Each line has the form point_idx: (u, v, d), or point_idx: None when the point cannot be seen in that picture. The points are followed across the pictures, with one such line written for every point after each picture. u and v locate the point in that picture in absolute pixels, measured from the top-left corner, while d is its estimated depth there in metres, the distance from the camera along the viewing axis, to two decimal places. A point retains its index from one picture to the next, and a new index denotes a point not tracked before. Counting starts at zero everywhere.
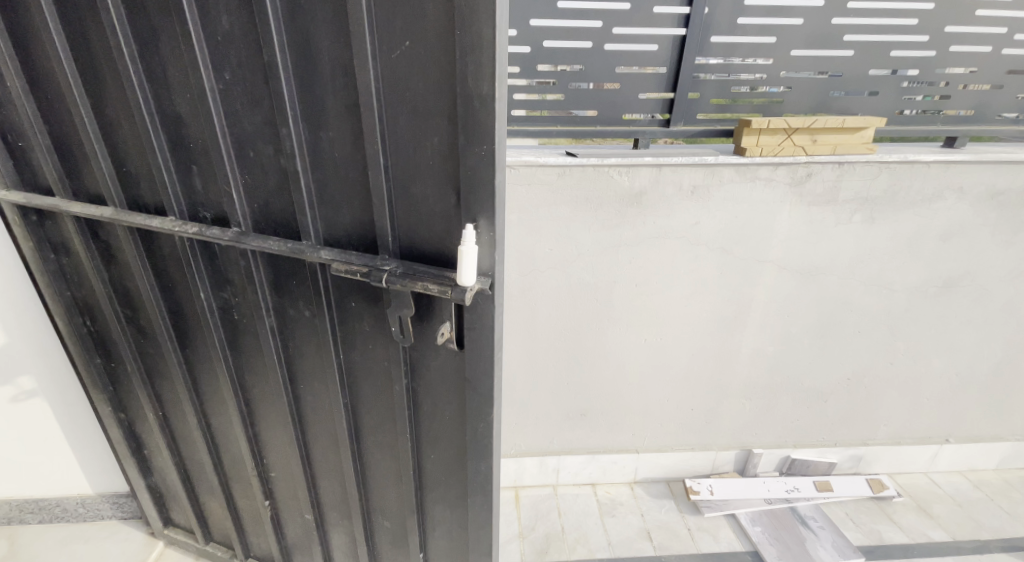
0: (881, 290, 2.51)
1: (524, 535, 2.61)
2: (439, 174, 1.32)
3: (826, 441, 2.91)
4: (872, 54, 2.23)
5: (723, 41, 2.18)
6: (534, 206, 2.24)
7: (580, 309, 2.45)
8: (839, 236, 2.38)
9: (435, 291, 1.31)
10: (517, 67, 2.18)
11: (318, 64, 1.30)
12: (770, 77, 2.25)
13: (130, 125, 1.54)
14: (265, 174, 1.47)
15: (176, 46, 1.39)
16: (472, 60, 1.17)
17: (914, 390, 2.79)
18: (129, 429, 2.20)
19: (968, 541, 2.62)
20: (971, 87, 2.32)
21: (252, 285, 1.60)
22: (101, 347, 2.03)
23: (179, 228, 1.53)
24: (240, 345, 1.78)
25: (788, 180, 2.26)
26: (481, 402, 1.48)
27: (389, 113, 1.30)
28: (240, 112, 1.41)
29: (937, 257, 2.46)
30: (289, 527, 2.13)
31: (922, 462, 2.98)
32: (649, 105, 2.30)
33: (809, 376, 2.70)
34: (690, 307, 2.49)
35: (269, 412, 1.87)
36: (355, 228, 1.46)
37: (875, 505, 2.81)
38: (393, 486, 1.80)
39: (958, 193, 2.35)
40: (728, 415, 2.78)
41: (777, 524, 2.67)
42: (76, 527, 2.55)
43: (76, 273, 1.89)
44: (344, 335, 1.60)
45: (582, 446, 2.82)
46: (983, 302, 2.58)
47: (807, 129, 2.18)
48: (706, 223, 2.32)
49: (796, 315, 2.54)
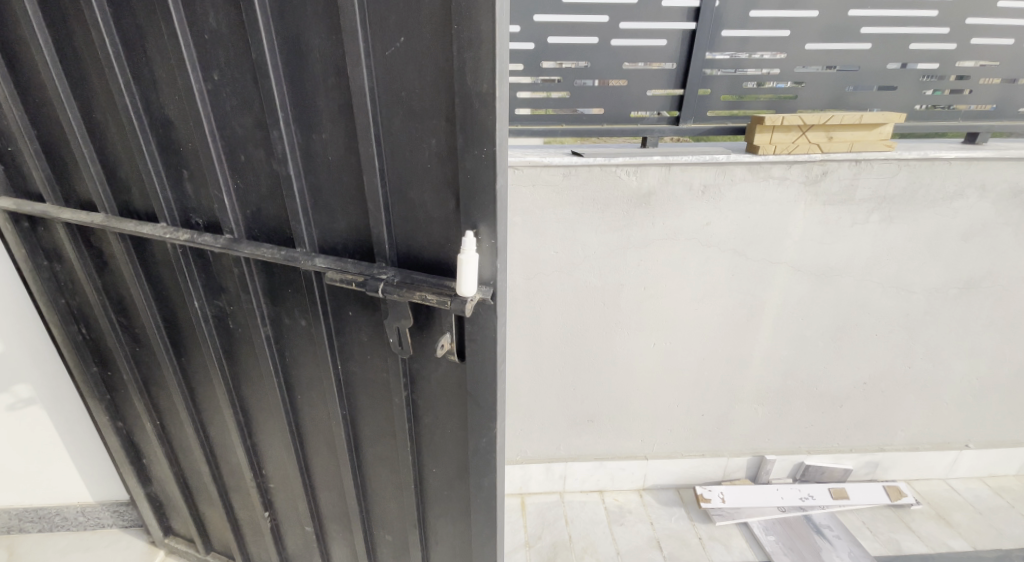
0: (899, 292, 2.42)
1: (531, 544, 2.55)
2: (437, 178, 1.26)
3: (841, 446, 2.83)
4: (889, 47, 2.14)
5: (733, 35, 2.10)
6: (539, 208, 2.17)
7: (587, 313, 2.38)
8: (855, 237, 2.30)
9: (433, 301, 1.25)
10: (521, 64, 2.12)
11: (310, 62, 1.24)
12: (783, 72, 2.16)
13: (119, 129, 1.48)
14: (258, 178, 1.41)
15: (163, 46, 1.33)
16: (470, 56, 1.10)
17: (932, 394, 2.70)
18: (127, 438, 2.16)
19: (989, 550, 2.54)
20: (993, 81, 2.22)
21: (246, 293, 1.54)
22: (98, 356, 1.99)
23: (170, 236, 1.48)
24: (236, 354, 1.73)
25: (803, 178, 2.18)
26: (483, 416, 1.42)
27: (384, 114, 1.24)
28: (230, 114, 1.36)
29: (958, 257, 2.37)
30: (289, 538, 2.08)
31: (940, 468, 2.90)
32: (656, 102, 2.22)
33: (824, 381, 2.62)
34: (701, 310, 2.41)
35: (267, 423, 1.82)
36: (350, 234, 1.40)
37: (893, 513, 2.73)
38: (394, 499, 1.75)
39: (980, 192, 2.25)
40: (740, 421, 2.70)
41: (792, 533, 2.60)
42: (76, 535, 2.51)
43: (69, 280, 1.84)
44: (341, 345, 1.55)
45: (589, 453, 2.76)
46: (1006, 303, 2.48)
47: (822, 126, 2.10)
48: (718, 223, 2.24)
49: (811, 317, 2.46)
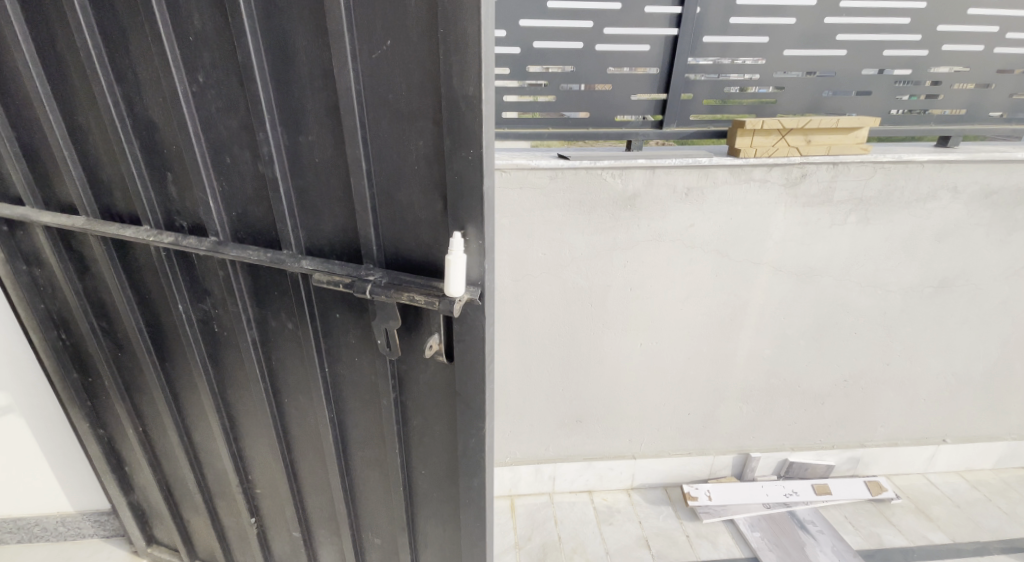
0: (877, 291, 2.48)
1: (520, 546, 2.56)
2: (424, 180, 1.27)
3: (824, 443, 2.88)
4: (864, 54, 2.19)
5: (714, 41, 2.14)
6: (526, 210, 2.19)
7: (574, 314, 2.40)
8: (834, 237, 2.35)
9: (421, 302, 1.26)
10: (507, 68, 2.13)
11: (297, 66, 1.25)
12: (763, 77, 2.21)
13: (101, 132, 1.47)
14: (244, 181, 1.41)
15: (147, 49, 1.33)
16: (457, 59, 1.11)
17: (910, 390, 2.77)
18: (109, 446, 2.12)
19: (967, 542, 2.60)
20: (963, 86, 2.29)
21: (232, 296, 1.53)
22: (78, 361, 1.95)
23: (154, 238, 1.47)
24: (221, 358, 1.71)
25: (783, 181, 2.23)
26: (472, 417, 1.43)
27: (370, 116, 1.24)
28: (216, 117, 1.35)
29: (932, 257, 2.43)
30: (276, 544, 2.06)
31: (920, 463, 2.96)
32: (640, 106, 2.25)
33: (806, 379, 2.67)
34: (685, 310, 2.44)
35: (254, 428, 1.81)
36: (337, 236, 1.40)
37: (874, 507, 2.78)
38: (383, 502, 1.74)
39: (953, 193, 2.32)
40: (725, 419, 2.74)
41: (777, 529, 2.64)
42: (56, 545, 2.47)
43: (49, 285, 1.81)
44: (328, 347, 1.54)
45: (578, 453, 2.77)
46: (978, 301, 2.56)
47: (801, 129, 2.14)
48: (701, 225, 2.27)
49: (793, 316, 2.50)
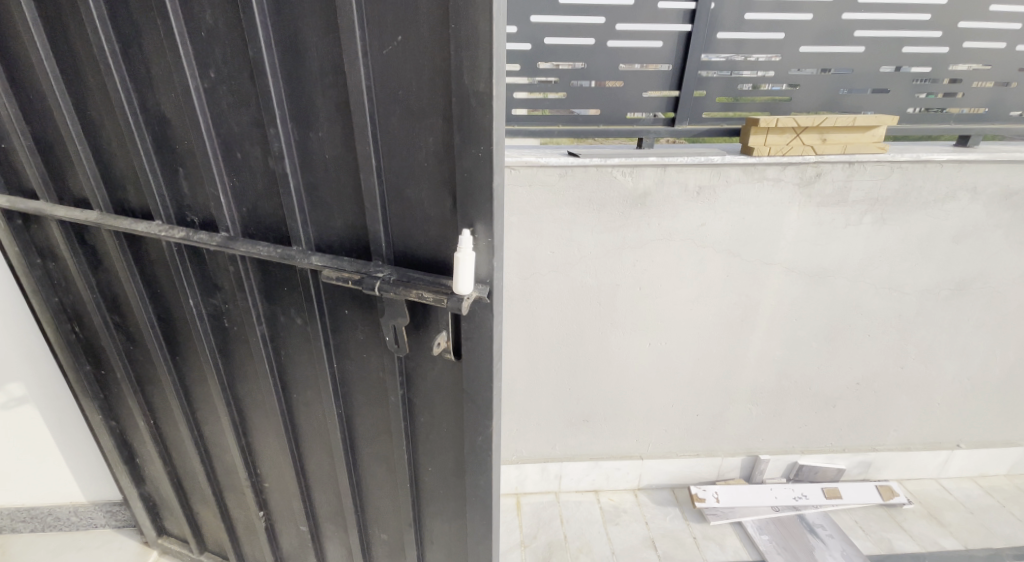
0: (892, 293, 2.44)
1: (526, 544, 2.55)
2: (434, 177, 1.26)
3: (835, 446, 2.84)
4: (883, 50, 2.15)
5: (728, 37, 2.11)
6: (535, 208, 2.18)
7: (582, 313, 2.39)
8: (849, 238, 2.32)
9: (430, 299, 1.25)
10: (518, 65, 2.12)
11: (307, 61, 1.24)
12: (777, 75, 2.18)
13: (114, 126, 1.48)
14: (254, 176, 1.41)
15: (160, 47, 1.33)
16: (467, 55, 1.10)
17: (925, 393, 2.72)
18: (120, 438, 2.14)
19: (980, 549, 2.56)
20: (984, 85, 2.24)
21: (242, 290, 1.54)
22: (91, 354, 1.97)
23: (166, 234, 1.48)
24: (231, 353, 1.72)
25: (797, 180, 2.20)
26: (479, 414, 1.42)
27: (380, 112, 1.24)
28: (227, 112, 1.35)
29: (949, 259, 2.39)
30: (283, 538, 2.08)
31: (932, 468, 2.92)
32: (652, 103, 2.23)
33: (819, 380, 2.64)
34: (695, 309, 2.42)
35: (263, 423, 1.81)
36: (347, 233, 1.40)
37: (885, 512, 2.75)
38: (390, 498, 1.75)
39: (972, 194, 2.27)
40: (735, 419, 2.71)
41: (785, 532, 2.61)
42: (68, 535, 2.50)
43: (63, 279, 1.83)
44: (337, 343, 1.54)
45: (584, 453, 2.76)
46: (996, 304, 2.51)
47: (817, 128, 2.11)
48: (713, 224, 2.25)
49: (806, 318, 2.47)
